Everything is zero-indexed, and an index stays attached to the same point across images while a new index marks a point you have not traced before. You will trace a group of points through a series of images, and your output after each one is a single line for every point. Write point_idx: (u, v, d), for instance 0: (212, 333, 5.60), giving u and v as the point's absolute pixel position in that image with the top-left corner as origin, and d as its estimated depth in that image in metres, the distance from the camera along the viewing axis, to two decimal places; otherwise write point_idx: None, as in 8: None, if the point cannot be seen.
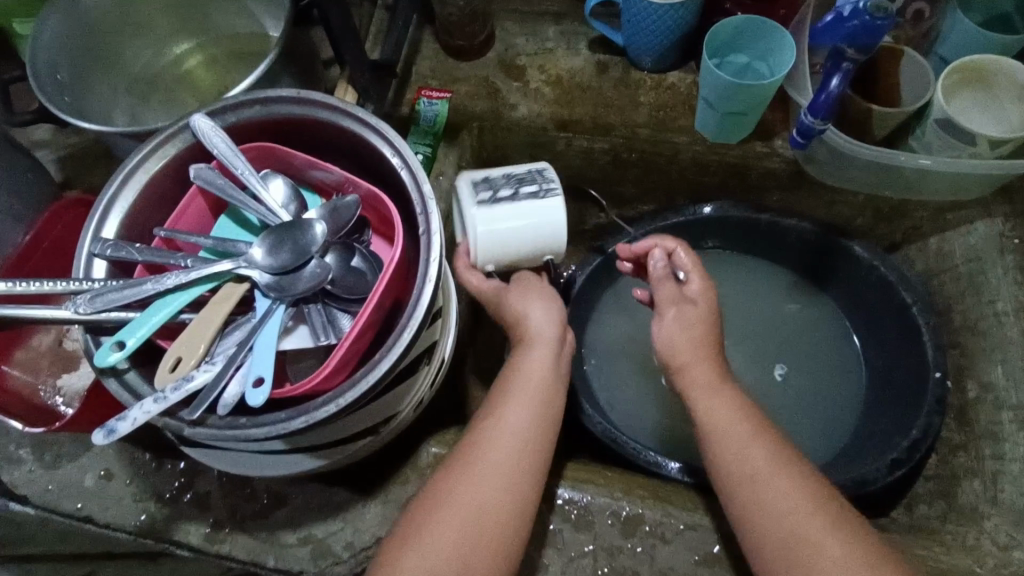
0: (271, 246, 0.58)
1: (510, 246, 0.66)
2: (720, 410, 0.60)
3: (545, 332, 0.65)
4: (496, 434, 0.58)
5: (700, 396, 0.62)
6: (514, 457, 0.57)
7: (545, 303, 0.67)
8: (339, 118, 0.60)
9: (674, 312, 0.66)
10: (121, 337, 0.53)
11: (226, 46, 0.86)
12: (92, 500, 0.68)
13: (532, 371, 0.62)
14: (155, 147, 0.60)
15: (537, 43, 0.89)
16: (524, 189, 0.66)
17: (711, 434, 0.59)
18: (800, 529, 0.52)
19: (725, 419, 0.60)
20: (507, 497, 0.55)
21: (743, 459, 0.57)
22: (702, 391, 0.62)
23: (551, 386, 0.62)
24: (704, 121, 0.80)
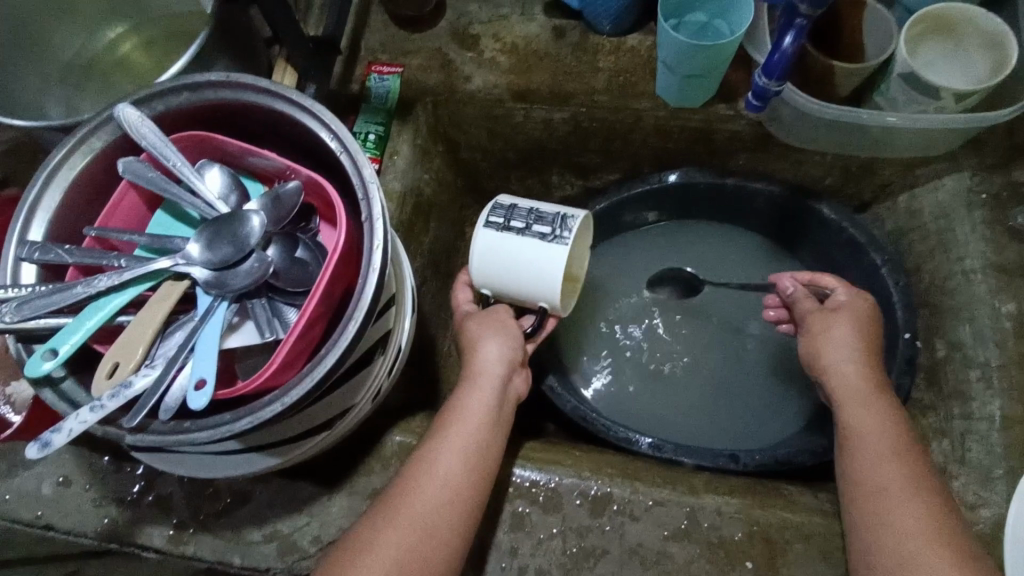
0: (208, 240, 0.55)
1: (504, 276, 0.62)
2: (867, 414, 0.60)
3: (493, 370, 0.61)
4: (429, 481, 0.55)
5: (861, 398, 0.62)
6: (447, 507, 0.54)
7: (503, 333, 0.63)
8: (272, 102, 0.56)
9: (841, 324, 0.66)
10: (53, 344, 0.50)
11: (160, 26, 0.81)
12: (51, 508, 0.66)
13: (473, 413, 0.58)
14: (79, 142, 0.56)
15: (490, 9, 0.85)
16: (537, 226, 0.61)
17: (865, 437, 0.59)
18: (922, 556, 0.51)
19: (875, 424, 0.60)
20: (435, 552, 0.52)
21: (887, 461, 0.57)
22: (862, 392, 0.62)
23: (496, 429, 0.59)
24: (664, 85, 0.77)
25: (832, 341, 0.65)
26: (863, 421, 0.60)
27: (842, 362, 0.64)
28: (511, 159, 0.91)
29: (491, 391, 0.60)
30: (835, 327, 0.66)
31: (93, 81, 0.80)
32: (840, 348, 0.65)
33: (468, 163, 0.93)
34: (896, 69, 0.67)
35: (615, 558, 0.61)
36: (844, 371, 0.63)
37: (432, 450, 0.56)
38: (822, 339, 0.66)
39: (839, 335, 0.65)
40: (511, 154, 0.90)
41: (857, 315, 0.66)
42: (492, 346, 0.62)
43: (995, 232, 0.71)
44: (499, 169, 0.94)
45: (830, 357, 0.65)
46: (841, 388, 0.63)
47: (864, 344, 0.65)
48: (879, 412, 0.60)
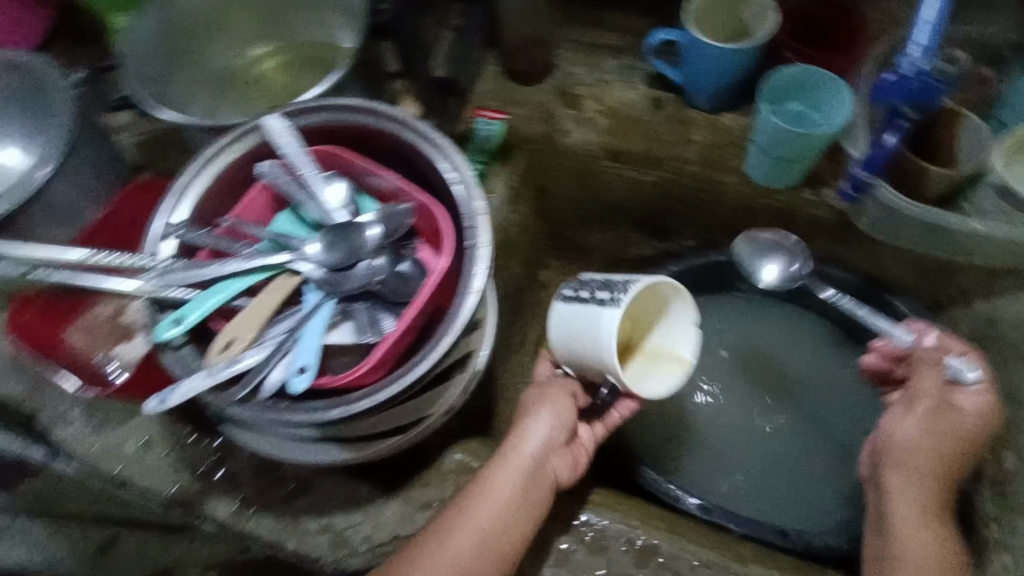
0: (327, 242, 0.60)
1: (574, 349, 0.61)
2: (905, 501, 0.66)
3: (536, 447, 0.62)
4: (447, 546, 0.58)
5: (918, 497, 0.66)
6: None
7: (558, 409, 0.64)
8: (403, 131, 0.63)
9: (938, 416, 0.67)
10: (180, 313, 0.56)
11: (301, 50, 0.90)
12: (132, 465, 0.71)
13: (504, 488, 0.60)
14: (231, 142, 0.64)
15: (595, 74, 0.90)
16: (599, 294, 0.59)
17: (903, 525, 0.65)
18: None
19: (922, 547, 0.63)
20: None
21: (911, 564, 0.63)
22: (923, 490, 0.66)
23: (521, 511, 0.60)
24: (754, 164, 0.81)
25: (906, 429, 0.68)
26: (906, 512, 0.66)
27: (922, 446, 0.67)
28: (595, 213, 0.96)
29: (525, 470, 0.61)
30: (920, 416, 0.67)
31: (233, 91, 0.89)
32: (915, 435, 0.67)
33: (553, 211, 0.98)
34: (989, 178, 0.70)
35: None
36: (925, 456, 0.66)
37: (478, 498, 0.60)
38: (901, 430, 0.68)
39: (936, 421, 0.66)
40: (596, 207, 0.95)
41: (967, 421, 0.66)
42: (539, 423, 0.63)
43: None
44: (582, 220, 0.98)
45: (915, 443, 0.67)
46: (916, 470, 0.67)
47: (960, 442, 0.66)
48: (915, 503, 0.66)
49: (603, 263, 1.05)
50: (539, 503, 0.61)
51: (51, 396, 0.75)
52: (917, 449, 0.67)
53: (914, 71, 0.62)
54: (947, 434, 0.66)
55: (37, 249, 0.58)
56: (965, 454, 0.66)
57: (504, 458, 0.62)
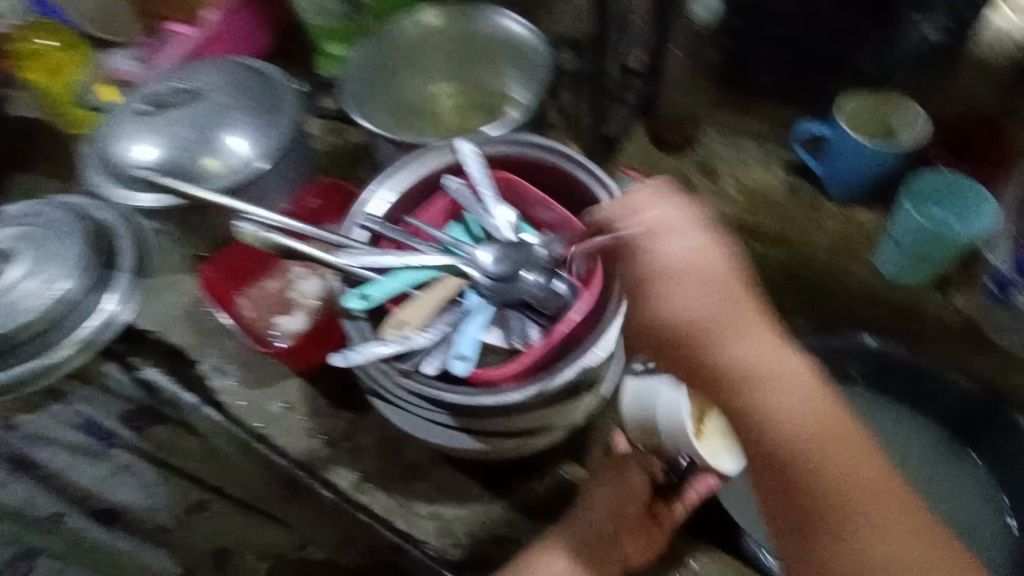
0: (497, 254, 0.69)
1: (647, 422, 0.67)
2: (834, 454, 0.54)
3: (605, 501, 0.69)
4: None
5: (807, 413, 0.54)
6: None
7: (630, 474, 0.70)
8: (576, 171, 0.71)
9: (707, 246, 0.59)
10: (367, 290, 0.65)
11: (476, 93, 1.00)
12: (273, 423, 0.80)
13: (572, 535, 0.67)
14: (427, 158, 0.74)
15: (735, 152, 0.96)
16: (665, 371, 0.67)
17: (833, 478, 0.53)
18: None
19: (850, 463, 0.54)
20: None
21: (884, 534, 0.52)
22: (790, 409, 0.54)
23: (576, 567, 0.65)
24: (887, 258, 0.84)
25: (740, 350, 0.56)
26: (851, 474, 0.53)
27: (687, 320, 0.57)
28: None
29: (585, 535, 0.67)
30: (699, 244, 0.59)
31: (413, 117, 0.98)
32: (750, 354, 0.56)
33: None
34: None
35: None
36: (674, 321, 0.58)
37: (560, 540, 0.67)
38: (739, 346, 0.56)
39: (710, 299, 0.57)
40: None
41: (710, 261, 0.59)
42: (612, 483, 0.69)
43: None
44: None
45: (718, 318, 0.57)
46: (779, 415, 0.54)
47: (741, 282, 0.59)
48: (866, 467, 0.54)
49: None
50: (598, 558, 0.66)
51: (213, 349, 0.87)
52: (786, 377, 0.55)
53: None
54: (763, 345, 0.56)
55: (250, 207, 0.65)
56: (747, 308, 0.58)
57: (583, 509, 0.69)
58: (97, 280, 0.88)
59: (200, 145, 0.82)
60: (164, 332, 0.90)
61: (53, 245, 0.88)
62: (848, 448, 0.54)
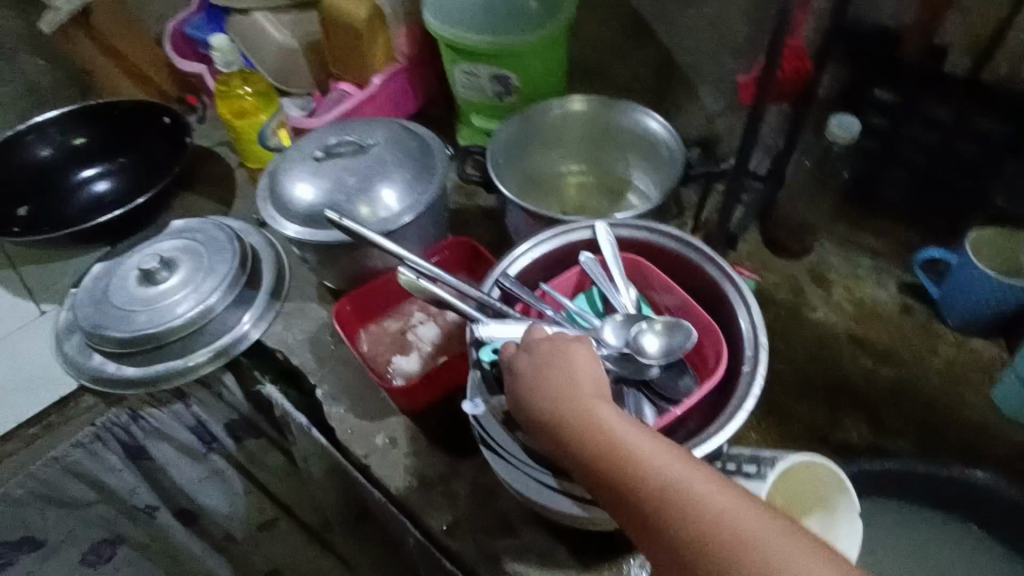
0: (621, 331, 0.72)
1: None
2: (737, 520, 0.47)
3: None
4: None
5: (673, 476, 0.50)
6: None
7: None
8: (706, 265, 0.75)
9: (589, 354, 0.60)
10: (497, 343, 0.70)
11: (602, 177, 1.09)
12: (375, 455, 0.84)
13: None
14: (565, 232, 0.80)
15: (849, 267, 1.00)
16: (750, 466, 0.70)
17: (675, 489, 0.50)
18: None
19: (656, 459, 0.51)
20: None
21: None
22: (711, 505, 0.48)
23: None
24: (1005, 392, 0.85)
25: (657, 460, 0.51)
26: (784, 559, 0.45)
27: (591, 422, 0.54)
28: None
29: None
30: (586, 360, 0.59)
31: (540, 190, 1.08)
32: (662, 462, 0.51)
33: None
34: None
35: None
36: (579, 427, 0.55)
37: None
38: (647, 459, 0.51)
39: (594, 408, 0.55)
40: None
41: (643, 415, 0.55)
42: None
43: None
44: None
45: (626, 438, 0.53)
46: (689, 508, 0.49)
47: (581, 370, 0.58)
48: (714, 481, 0.50)
49: None
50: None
51: (326, 376, 0.92)
52: (686, 485, 0.50)
53: None
54: (644, 436, 0.53)
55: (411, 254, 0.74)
56: (597, 431, 0.54)
57: None
58: (243, 297, 0.99)
59: (360, 193, 0.92)
60: (291, 354, 0.95)
61: (210, 261, 0.99)
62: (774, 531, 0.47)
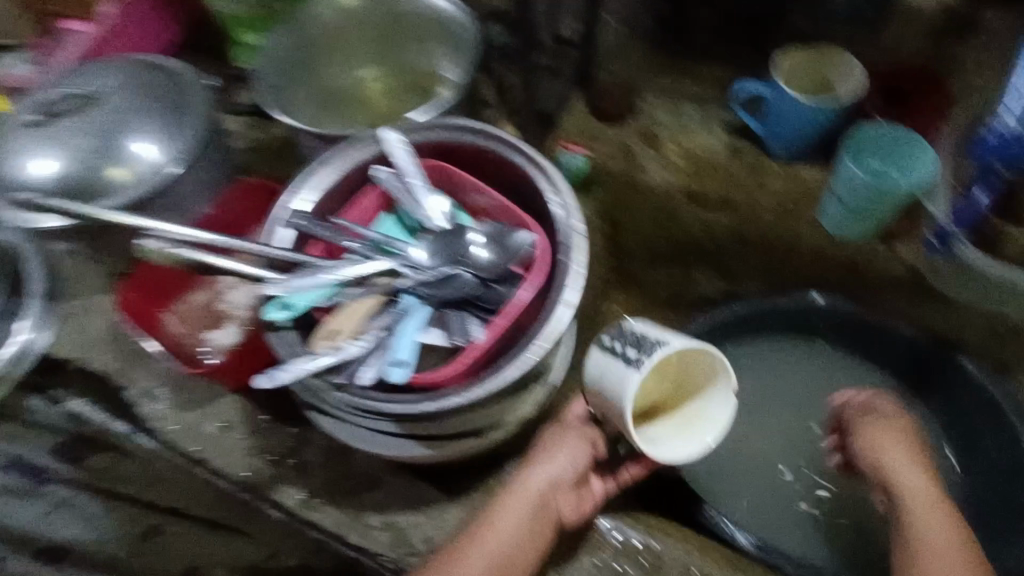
0: (430, 248, 0.65)
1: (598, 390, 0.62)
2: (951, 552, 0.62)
3: (542, 483, 0.64)
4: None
5: (879, 460, 0.70)
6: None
7: (573, 454, 0.66)
8: (509, 152, 0.67)
9: (910, 463, 0.69)
10: (286, 300, 0.60)
11: (403, 77, 0.94)
12: (209, 446, 0.75)
13: (507, 525, 0.61)
14: (353, 149, 0.69)
15: (677, 119, 0.94)
16: (626, 349, 0.59)
17: (912, 504, 0.66)
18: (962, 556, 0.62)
19: (906, 467, 0.68)
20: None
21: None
22: (935, 528, 0.63)
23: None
24: (830, 215, 0.83)
25: (909, 486, 0.67)
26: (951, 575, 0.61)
27: (877, 468, 0.70)
28: (663, 251, 0.98)
29: (510, 547, 0.60)
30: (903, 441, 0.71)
31: (337, 107, 0.93)
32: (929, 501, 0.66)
33: (619, 245, 1.01)
34: None
35: None
36: (869, 468, 0.71)
37: (513, 497, 0.63)
38: (910, 483, 0.67)
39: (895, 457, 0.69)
40: (664, 246, 0.97)
41: (913, 485, 0.67)
42: (556, 461, 0.65)
43: None
44: (648, 257, 1.01)
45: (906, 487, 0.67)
46: (911, 493, 0.66)
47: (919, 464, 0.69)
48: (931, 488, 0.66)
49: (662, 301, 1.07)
50: (535, 546, 0.61)
51: (134, 373, 0.80)
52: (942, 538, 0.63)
53: (1005, 139, 0.69)
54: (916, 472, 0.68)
55: (163, 226, 0.61)
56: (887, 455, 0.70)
57: (531, 475, 0.65)
58: (8, 310, 0.82)
59: (99, 157, 0.76)
60: (89, 357, 0.82)
61: None
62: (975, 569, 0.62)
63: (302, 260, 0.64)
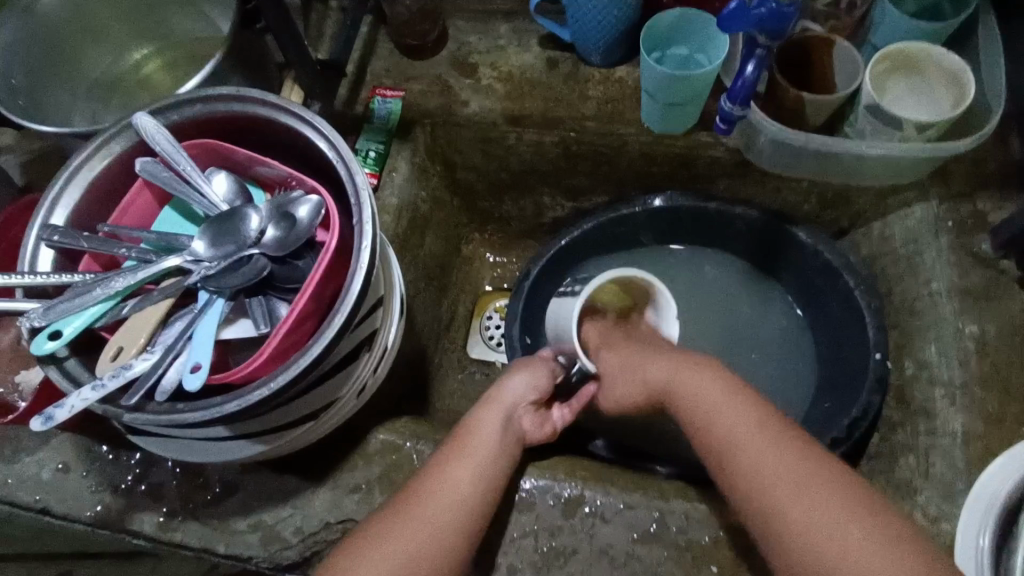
0: (212, 238, 0.59)
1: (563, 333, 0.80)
2: (740, 426, 0.57)
3: (508, 401, 0.68)
4: (444, 494, 0.58)
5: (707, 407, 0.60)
6: (429, 536, 0.56)
7: (536, 375, 0.72)
8: (278, 114, 0.61)
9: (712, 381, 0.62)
10: (57, 326, 0.54)
11: (182, 48, 0.88)
12: (49, 493, 0.69)
13: (484, 438, 0.63)
14: (99, 146, 0.60)
15: (489, 41, 0.91)
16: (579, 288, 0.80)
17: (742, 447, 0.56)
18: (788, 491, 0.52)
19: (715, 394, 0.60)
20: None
21: (760, 489, 0.53)
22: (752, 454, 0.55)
23: (487, 479, 0.61)
24: (649, 112, 0.81)
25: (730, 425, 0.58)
26: (761, 452, 0.55)
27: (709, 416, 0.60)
28: (506, 181, 0.96)
29: (493, 452, 0.62)
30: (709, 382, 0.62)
31: (117, 97, 0.85)
32: (710, 394, 0.61)
33: (463, 184, 0.98)
34: (863, 101, 0.72)
35: (584, 558, 0.63)
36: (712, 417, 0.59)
37: (483, 426, 0.64)
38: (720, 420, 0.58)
39: (673, 375, 0.64)
40: (504, 176, 0.95)
41: (713, 409, 0.59)
42: (517, 382, 0.70)
43: (960, 258, 0.73)
44: (493, 190, 0.98)
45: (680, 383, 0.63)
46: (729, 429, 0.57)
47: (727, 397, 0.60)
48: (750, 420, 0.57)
49: (522, 231, 1.06)
50: (511, 453, 0.64)
51: None
52: (733, 423, 0.58)
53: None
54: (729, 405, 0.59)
55: None
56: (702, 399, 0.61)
57: (506, 392, 0.69)
58: None
59: None
60: None
61: None
62: (766, 432, 0.56)
63: (71, 279, 0.56)
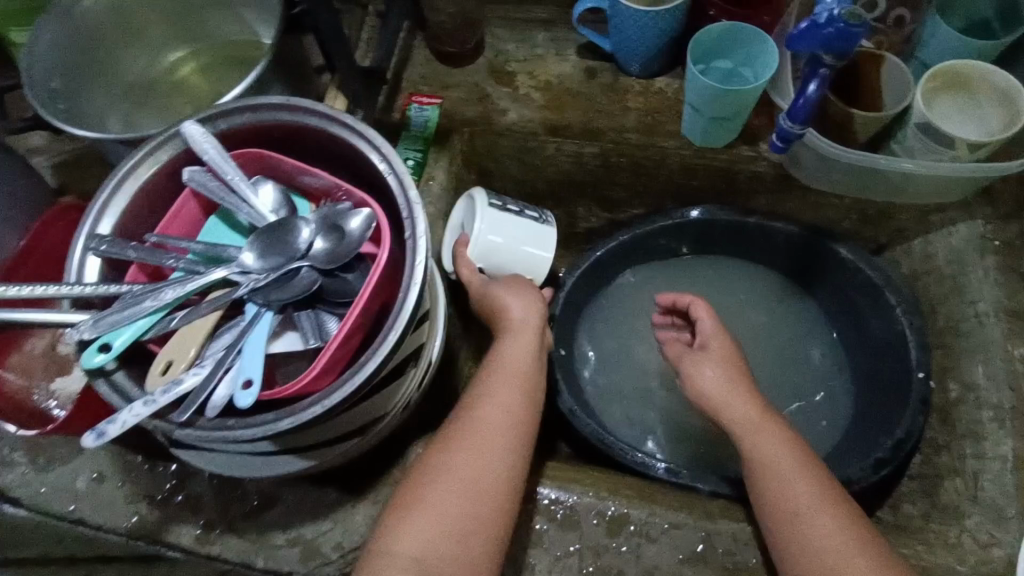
0: (260, 249, 0.58)
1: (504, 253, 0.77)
2: (797, 489, 0.57)
3: (518, 327, 0.68)
4: (483, 421, 0.59)
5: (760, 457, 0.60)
6: (486, 459, 0.57)
7: (522, 293, 0.71)
8: (328, 125, 0.60)
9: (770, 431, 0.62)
10: (107, 338, 0.53)
11: (218, 52, 0.87)
12: (86, 502, 0.68)
13: (511, 368, 0.64)
14: (147, 153, 0.59)
15: (527, 49, 0.90)
16: (527, 212, 0.79)
17: (792, 507, 0.56)
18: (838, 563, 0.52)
19: (771, 452, 0.60)
20: (458, 543, 0.53)
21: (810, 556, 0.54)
22: (800, 516, 0.56)
23: (517, 398, 0.62)
24: (691, 125, 0.80)
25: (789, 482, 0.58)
26: (813, 523, 0.55)
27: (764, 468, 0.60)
28: (540, 190, 0.95)
29: (518, 369, 0.64)
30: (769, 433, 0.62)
31: (153, 99, 0.84)
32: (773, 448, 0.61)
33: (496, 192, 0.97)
34: (914, 119, 0.71)
35: None
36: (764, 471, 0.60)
37: (508, 357, 0.65)
38: (776, 477, 0.58)
39: (739, 416, 0.64)
40: (538, 185, 0.94)
41: (767, 462, 0.60)
42: (513, 305, 0.69)
43: (1008, 278, 0.72)
44: (526, 199, 0.97)
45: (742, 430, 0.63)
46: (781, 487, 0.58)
47: (786, 457, 0.60)
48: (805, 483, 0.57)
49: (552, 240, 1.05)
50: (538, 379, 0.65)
51: None
52: (787, 484, 0.58)
53: (826, 16, 0.62)
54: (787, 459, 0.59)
55: None
56: (757, 449, 0.61)
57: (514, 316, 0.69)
58: None
59: None
60: None
61: None
62: (831, 508, 0.56)
63: (120, 290, 0.56)
